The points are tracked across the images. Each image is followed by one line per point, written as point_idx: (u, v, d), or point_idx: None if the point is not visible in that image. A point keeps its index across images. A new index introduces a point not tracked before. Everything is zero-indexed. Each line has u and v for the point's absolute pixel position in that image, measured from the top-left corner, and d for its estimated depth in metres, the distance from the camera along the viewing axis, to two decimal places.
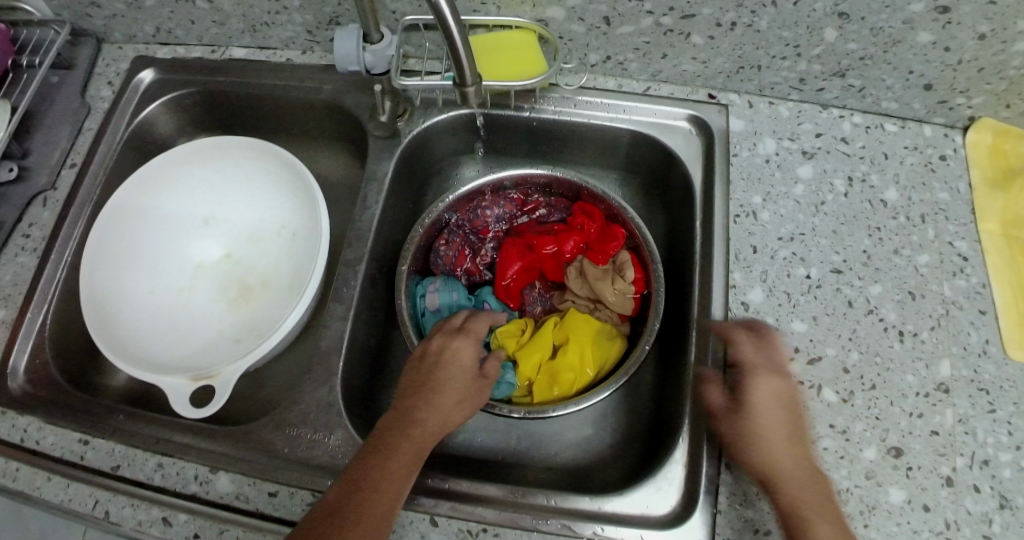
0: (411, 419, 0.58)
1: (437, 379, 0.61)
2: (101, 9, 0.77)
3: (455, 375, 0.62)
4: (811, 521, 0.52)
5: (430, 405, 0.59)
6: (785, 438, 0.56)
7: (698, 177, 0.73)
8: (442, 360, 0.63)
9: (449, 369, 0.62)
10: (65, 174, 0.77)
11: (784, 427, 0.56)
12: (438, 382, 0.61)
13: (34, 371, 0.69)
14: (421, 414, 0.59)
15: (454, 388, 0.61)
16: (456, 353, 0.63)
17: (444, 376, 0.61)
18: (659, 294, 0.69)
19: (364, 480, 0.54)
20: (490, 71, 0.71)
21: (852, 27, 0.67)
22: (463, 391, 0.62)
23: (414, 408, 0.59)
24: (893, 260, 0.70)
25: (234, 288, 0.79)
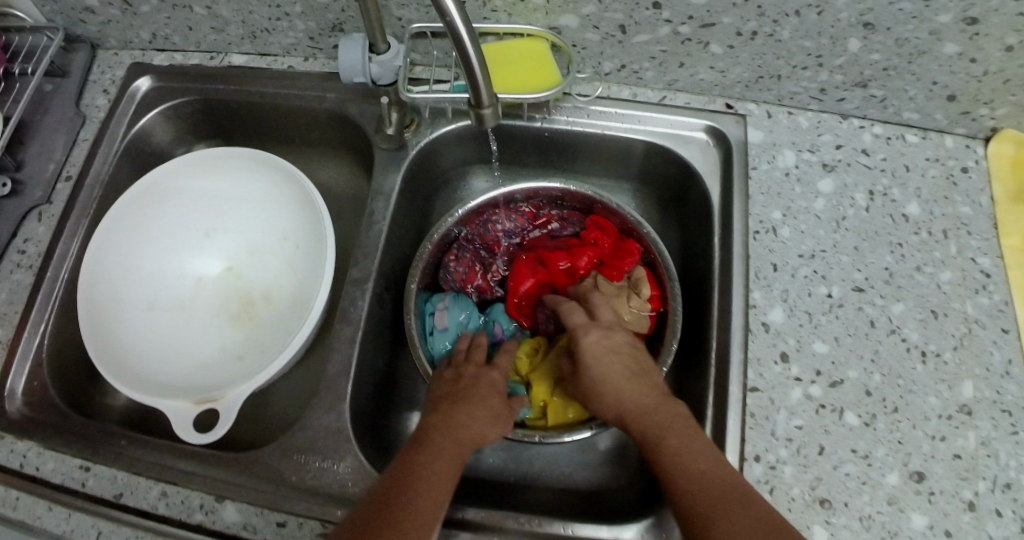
0: (450, 433, 0.57)
1: (474, 394, 0.61)
2: (95, 14, 0.74)
3: (492, 394, 0.62)
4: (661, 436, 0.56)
5: (470, 420, 0.59)
6: (631, 403, 0.59)
7: (716, 193, 0.70)
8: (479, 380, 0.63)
9: (487, 388, 0.62)
10: (60, 188, 0.75)
11: (633, 390, 0.60)
12: (478, 398, 0.61)
13: (32, 393, 0.68)
14: (462, 428, 0.58)
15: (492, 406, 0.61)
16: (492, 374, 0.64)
17: (481, 395, 0.61)
18: (677, 313, 0.67)
19: (409, 491, 0.52)
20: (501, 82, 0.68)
21: (876, 38, 0.64)
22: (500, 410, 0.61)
23: (455, 421, 0.58)
24: (916, 278, 0.68)
25: (237, 303, 0.77)
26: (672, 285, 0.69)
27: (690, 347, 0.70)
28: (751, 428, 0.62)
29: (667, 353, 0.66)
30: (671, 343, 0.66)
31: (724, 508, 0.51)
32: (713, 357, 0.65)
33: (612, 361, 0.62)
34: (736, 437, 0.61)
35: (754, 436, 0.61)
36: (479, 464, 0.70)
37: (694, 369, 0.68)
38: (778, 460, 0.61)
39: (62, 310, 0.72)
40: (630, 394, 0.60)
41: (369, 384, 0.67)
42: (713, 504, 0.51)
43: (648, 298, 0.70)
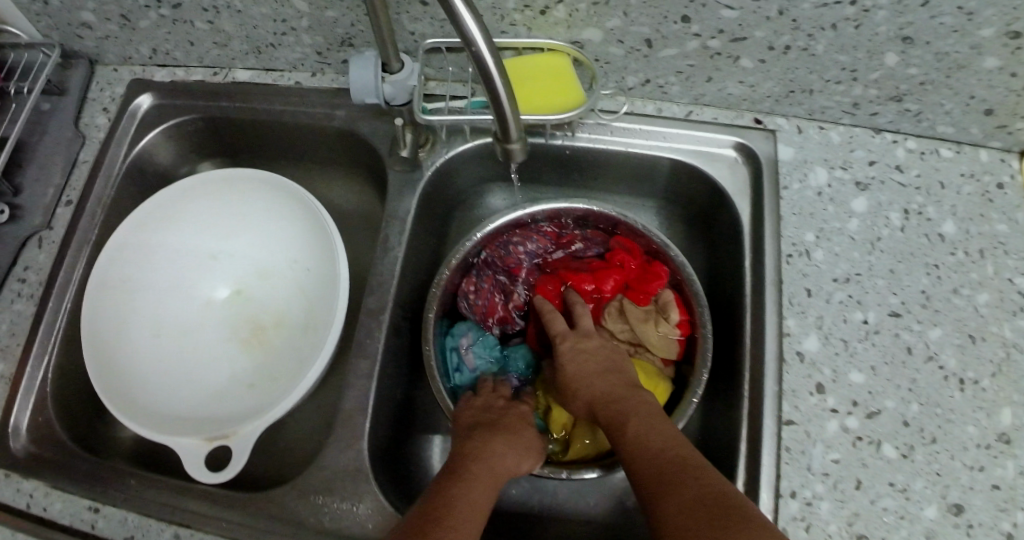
0: (490, 464, 0.55)
1: (511, 425, 0.60)
2: (93, 30, 0.71)
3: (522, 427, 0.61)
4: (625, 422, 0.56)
5: (509, 454, 0.57)
6: (599, 394, 0.59)
7: (747, 213, 0.68)
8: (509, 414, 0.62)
9: (521, 425, 0.61)
10: (60, 212, 0.72)
11: (603, 382, 0.60)
12: (514, 435, 0.59)
13: (37, 429, 0.66)
14: (501, 460, 0.56)
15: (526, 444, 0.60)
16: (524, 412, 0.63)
17: (515, 430, 0.60)
18: (707, 340, 0.65)
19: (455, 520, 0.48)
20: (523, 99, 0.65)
21: (915, 52, 0.60)
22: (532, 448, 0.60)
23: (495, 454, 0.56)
24: (953, 301, 0.65)
25: (246, 328, 0.75)
26: (702, 311, 0.67)
27: (723, 374, 0.68)
28: (786, 463, 0.60)
29: (698, 382, 0.64)
30: (702, 371, 0.64)
31: (674, 482, 0.49)
32: (746, 386, 0.63)
33: (586, 357, 0.63)
34: (772, 472, 0.60)
35: (789, 471, 0.60)
36: (503, 495, 0.68)
37: (726, 398, 0.66)
38: (814, 495, 0.59)
39: (66, 341, 0.70)
40: (598, 386, 0.60)
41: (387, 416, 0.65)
42: (662, 480, 0.49)
43: (677, 324, 0.69)
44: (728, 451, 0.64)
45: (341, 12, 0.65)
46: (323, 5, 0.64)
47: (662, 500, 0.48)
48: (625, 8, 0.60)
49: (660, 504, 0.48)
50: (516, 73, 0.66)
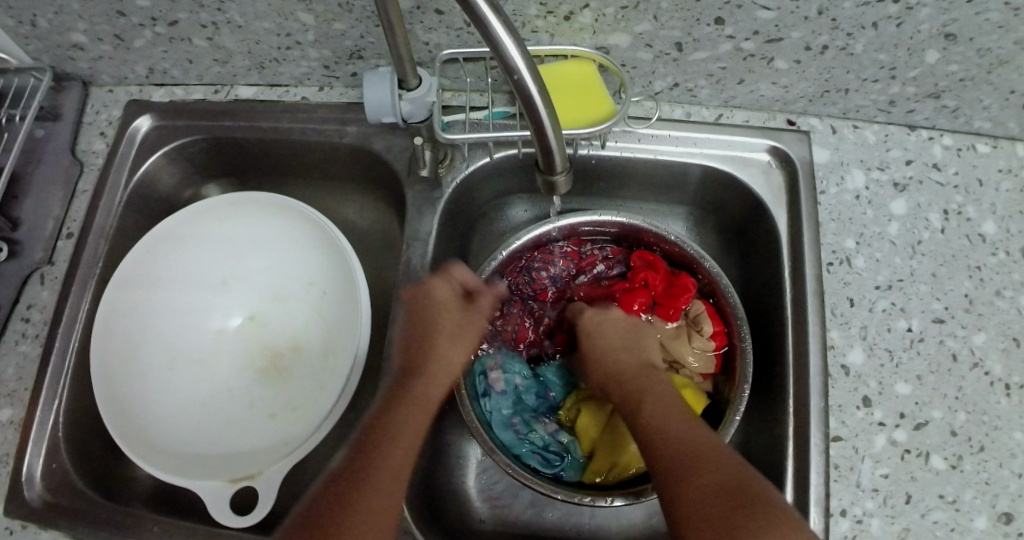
0: (419, 399, 0.58)
1: (431, 330, 0.61)
2: (85, 51, 0.68)
3: (442, 320, 0.61)
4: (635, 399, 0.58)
5: (435, 377, 0.59)
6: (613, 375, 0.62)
7: (784, 221, 0.66)
8: (428, 310, 0.62)
9: (443, 326, 0.61)
10: (61, 246, 0.70)
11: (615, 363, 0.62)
12: (435, 359, 0.60)
13: (51, 477, 0.63)
14: (420, 393, 0.58)
15: (446, 356, 0.61)
16: (443, 312, 0.62)
17: (436, 334, 0.61)
18: (747, 354, 0.63)
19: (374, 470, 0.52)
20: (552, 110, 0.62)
21: (957, 49, 0.57)
22: (455, 359, 0.61)
23: (411, 389, 0.58)
24: (996, 303, 0.63)
25: (263, 356, 0.72)
26: (739, 323, 0.65)
27: (763, 385, 0.67)
28: (836, 481, 0.58)
29: (739, 400, 0.62)
30: (743, 387, 0.62)
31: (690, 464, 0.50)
32: (790, 401, 0.61)
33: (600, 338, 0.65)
34: (822, 490, 0.58)
35: (839, 489, 0.58)
36: (540, 517, 0.67)
37: (767, 412, 0.65)
38: (865, 513, 0.57)
39: (77, 381, 0.67)
40: (613, 366, 0.62)
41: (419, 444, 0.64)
42: (679, 461, 0.50)
43: (711, 336, 0.67)
44: (772, 468, 0.62)
45: (350, 24, 0.61)
46: (330, 18, 0.60)
47: (676, 479, 0.49)
48: (656, 11, 0.56)
49: (676, 484, 0.49)
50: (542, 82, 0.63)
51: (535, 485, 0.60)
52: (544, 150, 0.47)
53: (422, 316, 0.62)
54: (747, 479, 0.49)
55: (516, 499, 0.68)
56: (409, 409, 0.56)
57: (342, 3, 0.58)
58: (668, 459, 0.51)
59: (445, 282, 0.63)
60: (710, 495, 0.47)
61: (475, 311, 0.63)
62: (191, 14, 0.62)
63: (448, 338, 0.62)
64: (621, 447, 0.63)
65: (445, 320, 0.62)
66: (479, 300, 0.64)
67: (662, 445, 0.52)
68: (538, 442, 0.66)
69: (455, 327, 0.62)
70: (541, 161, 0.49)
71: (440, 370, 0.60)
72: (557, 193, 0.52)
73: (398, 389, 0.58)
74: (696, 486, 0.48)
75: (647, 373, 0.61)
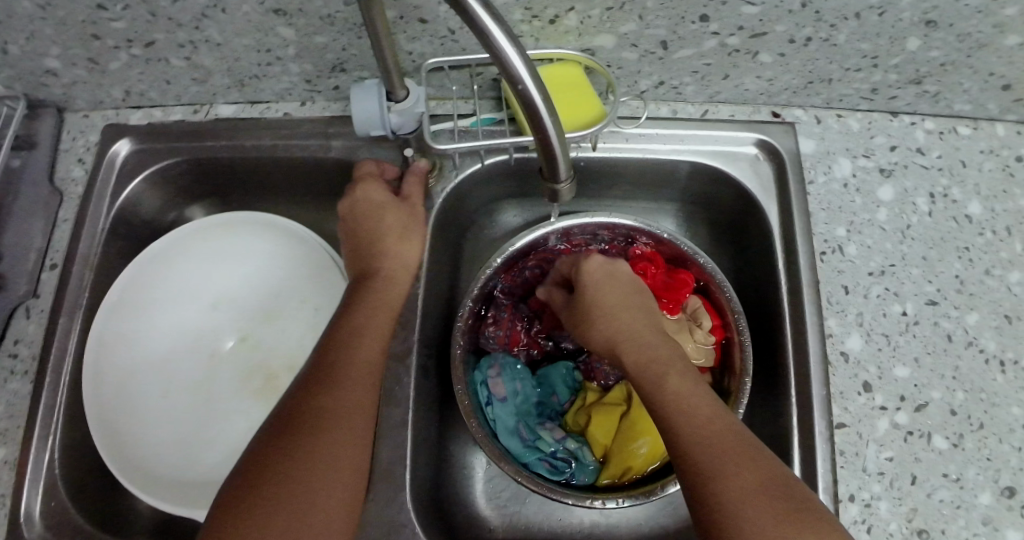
0: (376, 295, 0.59)
1: (374, 230, 0.62)
2: (58, 76, 0.67)
3: (380, 217, 0.62)
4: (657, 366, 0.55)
5: (387, 271, 0.61)
6: (625, 335, 0.58)
7: (775, 213, 0.67)
8: (366, 210, 0.63)
9: (386, 220, 0.62)
10: (45, 277, 0.69)
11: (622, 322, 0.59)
12: (381, 290, 0.60)
13: (51, 515, 0.62)
14: (365, 349, 0.56)
15: (397, 257, 0.62)
16: (382, 209, 0.63)
17: (378, 232, 0.62)
18: (747, 347, 0.63)
19: (319, 433, 0.50)
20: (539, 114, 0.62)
21: (938, 35, 0.58)
22: (404, 264, 0.62)
23: (356, 343, 0.56)
24: (986, 282, 0.65)
25: (260, 376, 0.70)
26: (736, 316, 0.65)
27: (764, 375, 0.68)
28: (842, 467, 0.59)
29: (742, 392, 0.62)
30: (745, 379, 0.62)
31: (733, 461, 0.47)
32: (793, 391, 0.62)
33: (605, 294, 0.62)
34: (829, 477, 0.58)
35: (846, 475, 0.58)
36: (549, 521, 0.67)
37: (769, 403, 0.65)
38: (873, 496, 0.58)
39: (70, 415, 0.66)
40: (629, 339, 0.57)
41: (424, 456, 0.63)
42: (721, 458, 0.47)
43: (711, 329, 0.68)
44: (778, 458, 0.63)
45: (332, 37, 0.60)
46: (312, 31, 0.59)
47: (720, 476, 0.46)
48: (641, 11, 0.56)
49: (720, 483, 0.46)
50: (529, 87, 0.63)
51: (548, 492, 0.59)
52: (547, 158, 0.47)
53: (364, 218, 0.63)
54: (786, 477, 0.47)
55: (525, 505, 0.68)
56: (354, 369, 0.54)
57: (324, 17, 0.57)
58: (708, 455, 0.47)
59: (374, 182, 0.64)
60: (761, 499, 0.45)
61: (414, 202, 0.64)
62: (167, 34, 0.60)
63: (395, 234, 0.62)
64: (630, 446, 0.63)
65: (388, 214, 0.62)
66: (411, 192, 0.65)
67: (702, 440, 0.48)
68: (547, 450, 0.65)
69: (401, 219, 0.63)
70: (545, 169, 0.49)
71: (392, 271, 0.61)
72: (560, 202, 0.52)
73: (340, 343, 0.56)
74: (744, 486, 0.45)
75: (668, 350, 0.56)
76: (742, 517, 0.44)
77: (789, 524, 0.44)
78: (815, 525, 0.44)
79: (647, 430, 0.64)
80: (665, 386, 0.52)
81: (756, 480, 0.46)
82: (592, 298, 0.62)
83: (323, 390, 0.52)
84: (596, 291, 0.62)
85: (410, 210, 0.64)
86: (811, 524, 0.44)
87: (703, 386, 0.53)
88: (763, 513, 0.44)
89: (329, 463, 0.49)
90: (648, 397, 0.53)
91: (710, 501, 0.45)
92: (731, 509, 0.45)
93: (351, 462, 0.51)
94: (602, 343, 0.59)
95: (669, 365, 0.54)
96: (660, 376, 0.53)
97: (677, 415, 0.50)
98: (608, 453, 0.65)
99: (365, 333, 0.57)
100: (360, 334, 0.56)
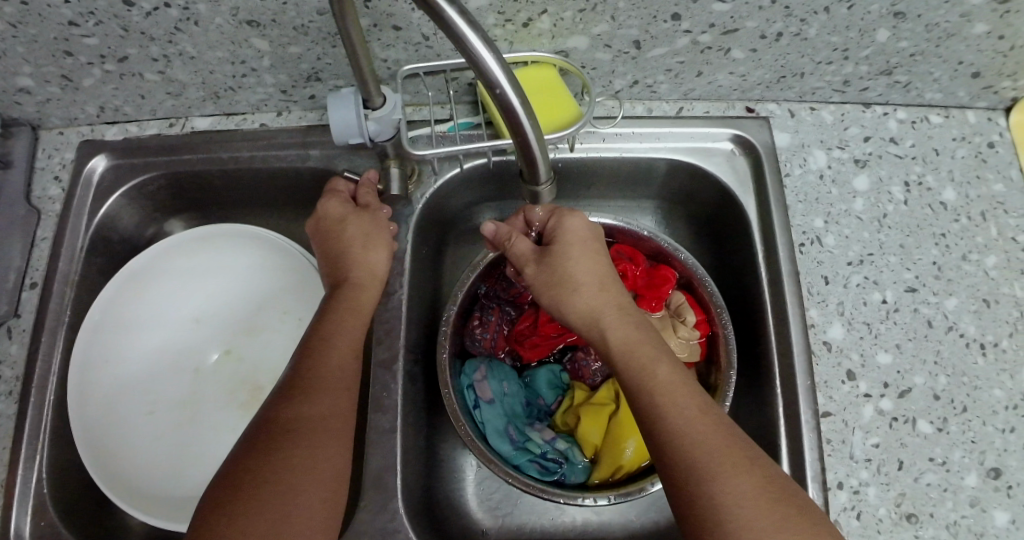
0: (346, 303, 0.59)
1: (341, 243, 0.62)
2: (32, 94, 0.66)
3: (347, 230, 0.63)
4: (639, 347, 0.55)
5: (360, 277, 0.61)
6: (612, 315, 0.57)
7: (753, 206, 0.68)
8: (333, 226, 0.63)
9: (351, 232, 0.63)
10: (25, 297, 0.68)
11: (602, 297, 0.58)
12: (349, 302, 0.60)
13: (41, 536, 0.61)
14: (334, 365, 0.55)
15: (365, 263, 0.62)
16: (344, 222, 0.63)
17: (344, 246, 0.62)
18: (730, 340, 0.64)
19: (289, 455, 0.50)
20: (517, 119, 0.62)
21: (906, 26, 0.59)
22: (372, 271, 0.62)
23: (325, 360, 0.55)
24: (963, 267, 0.65)
25: (245, 390, 0.70)
26: (719, 311, 0.66)
27: (747, 367, 0.68)
28: (830, 455, 0.59)
29: (727, 385, 0.63)
30: (730, 372, 0.63)
31: (728, 462, 0.47)
32: (778, 381, 0.62)
33: (591, 264, 0.60)
34: (817, 465, 0.59)
35: (834, 462, 0.59)
36: (542, 522, 0.67)
37: (755, 396, 0.66)
38: (861, 483, 0.58)
39: (56, 435, 0.65)
40: (611, 319, 0.57)
41: (414, 461, 0.63)
42: (717, 459, 0.48)
43: (695, 324, 0.68)
44: (766, 448, 0.63)
45: (307, 46, 0.60)
46: (286, 42, 0.59)
47: (716, 477, 0.47)
48: (613, 11, 0.57)
49: (717, 484, 0.47)
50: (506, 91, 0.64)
51: (538, 492, 0.59)
52: (527, 162, 0.47)
53: (328, 234, 0.64)
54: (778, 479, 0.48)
55: (517, 507, 0.68)
56: (324, 388, 0.54)
57: (298, 26, 0.58)
58: (703, 454, 0.48)
59: (333, 197, 0.65)
60: (757, 500, 0.46)
61: (375, 210, 0.64)
62: (141, 48, 0.60)
63: (360, 242, 0.62)
64: (618, 444, 0.64)
65: (350, 226, 0.63)
66: (370, 203, 0.65)
67: (697, 440, 0.48)
68: (537, 451, 0.65)
69: (362, 227, 0.63)
70: (525, 173, 0.49)
71: (359, 280, 0.61)
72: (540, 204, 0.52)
73: (308, 361, 0.55)
74: (740, 487, 0.46)
75: (653, 338, 0.56)
76: (739, 518, 0.45)
77: (782, 523, 0.45)
78: (806, 524, 0.46)
79: (635, 430, 0.64)
80: (654, 377, 0.52)
81: (751, 481, 0.47)
82: (570, 264, 0.59)
83: (293, 408, 0.52)
84: (574, 258, 0.59)
85: (372, 218, 0.64)
86: (801, 522, 0.46)
87: (691, 379, 0.54)
88: (758, 514, 0.46)
89: (301, 484, 0.49)
90: (636, 388, 0.52)
91: (708, 501, 0.46)
92: (729, 510, 0.46)
93: (326, 482, 0.50)
94: (582, 315, 0.58)
95: (656, 354, 0.54)
96: (648, 365, 0.53)
97: (669, 412, 0.50)
98: (600, 453, 0.65)
99: (334, 348, 0.56)
100: (327, 351, 0.56)
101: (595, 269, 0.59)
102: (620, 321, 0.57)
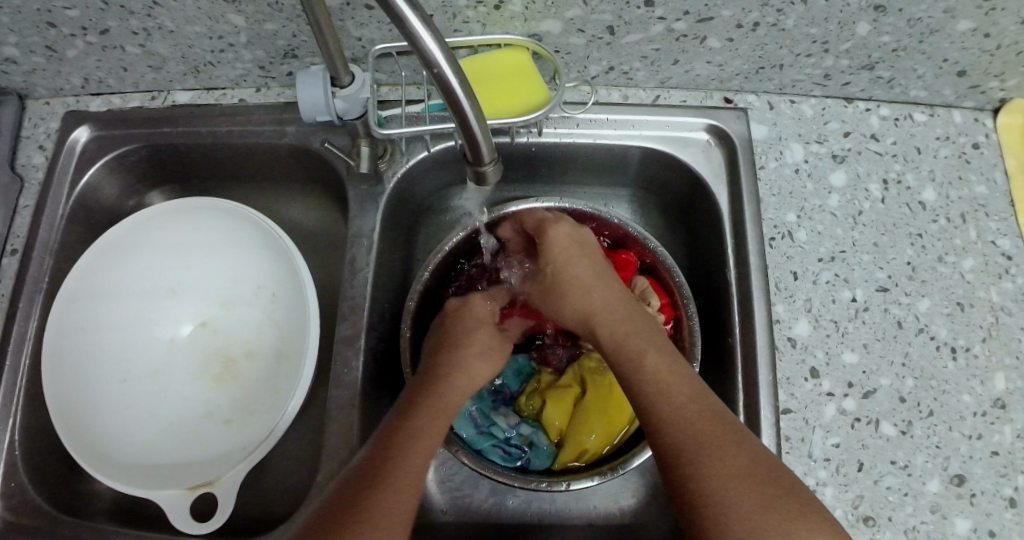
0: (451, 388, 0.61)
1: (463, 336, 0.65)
2: (18, 64, 0.68)
3: (470, 328, 0.66)
4: (628, 339, 0.57)
5: (465, 374, 0.63)
6: (603, 309, 0.61)
7: (725, 199, 0.67)
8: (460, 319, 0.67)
9: (476, 332, 0.66)
10: (6, 262, 0.70)
11: (594, 296, 0.62)
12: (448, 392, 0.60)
13: (11, 496, 0.63)
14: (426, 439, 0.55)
15: (473, 369, 0.64)
16: (476, 317, 0.68)
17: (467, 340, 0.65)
18: (694, 327, 0.63)
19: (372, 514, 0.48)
20: (529, 90, 0.62)
21: (887, 20, 0.58)
22: (473, 374, 0.64)
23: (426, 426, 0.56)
24: (938, 269, 0.64)
25: (217, 363, 0.71)
26: (684, 297, 0.65)
27: (714, 360, 0.68)
28: (788, 453, 0.58)
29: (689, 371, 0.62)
30: (692, 359, 0.62)
31: (713, 444, 0.48)
32: (740, 374, 0.62)
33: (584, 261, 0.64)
34: None
35: (791, 460, 0.58)
36: (501, 506, 0.67)
37: (720, 389, 0.65)
38: (818, 482, 0.57)
39: (30, 400, 0.67)
40: (601, 315, 0.60)
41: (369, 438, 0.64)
42: (702, 442, 0.48)
43: (660, 308, 0.67)
44: None
45: (281, 24, 0.60)
46: (261, 18, 0.60)
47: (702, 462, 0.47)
48: None
49: (699, 467, 0.47)
50: (490, 80, 0.62)
51: (502, 478, 0.60)
52: (468, 139, 0.47)
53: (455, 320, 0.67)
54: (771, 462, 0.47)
55: (476, 490, 0.67)
56: (420, 450, 0.54)
57: (272, 3, 0.58)
58: (684, 435, 0.48)
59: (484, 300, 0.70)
60: (740, 482, 0.46)
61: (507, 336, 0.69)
62: (122, 21, 0.61)
63: (479, 352, 0.65)
64: (582, 433, 0.64)
65: (472, 321, 0.67)
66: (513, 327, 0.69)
67: (683, 420, 0.49)
68: (500, 436, 0.65)
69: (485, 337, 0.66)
70: (468, 151, 0.48)
71: (461, 371, 0.63)
72: (486, 184, 0.52)
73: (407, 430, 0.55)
74: (723, 470, 0.46)
75: (644, 330, 0.58)
76: (722, 500, 0.45)
77: (766, 506, 0.45)
78: (792, 508, 0.45)
79: (597, 419, 0.64)
80: (642, 365, 0.54)
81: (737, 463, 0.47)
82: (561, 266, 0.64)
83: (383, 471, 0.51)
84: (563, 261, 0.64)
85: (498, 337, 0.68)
86: (787, 506, 0.45)
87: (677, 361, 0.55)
88: (744, 496, 0.45)
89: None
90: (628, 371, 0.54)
91: (692, 482, 0.47)
92: (714, 491, 0.46)
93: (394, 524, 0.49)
94: (575, 315, 0.62)
95: (644, 345, 0.55)
96: (638, 356, 0.55)
97: (655, 397, 0.51)
98: (561, 440, 0.66)
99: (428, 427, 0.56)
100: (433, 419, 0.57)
101: (589, 270, 0.63)
102: (612, 315, 0.60)
